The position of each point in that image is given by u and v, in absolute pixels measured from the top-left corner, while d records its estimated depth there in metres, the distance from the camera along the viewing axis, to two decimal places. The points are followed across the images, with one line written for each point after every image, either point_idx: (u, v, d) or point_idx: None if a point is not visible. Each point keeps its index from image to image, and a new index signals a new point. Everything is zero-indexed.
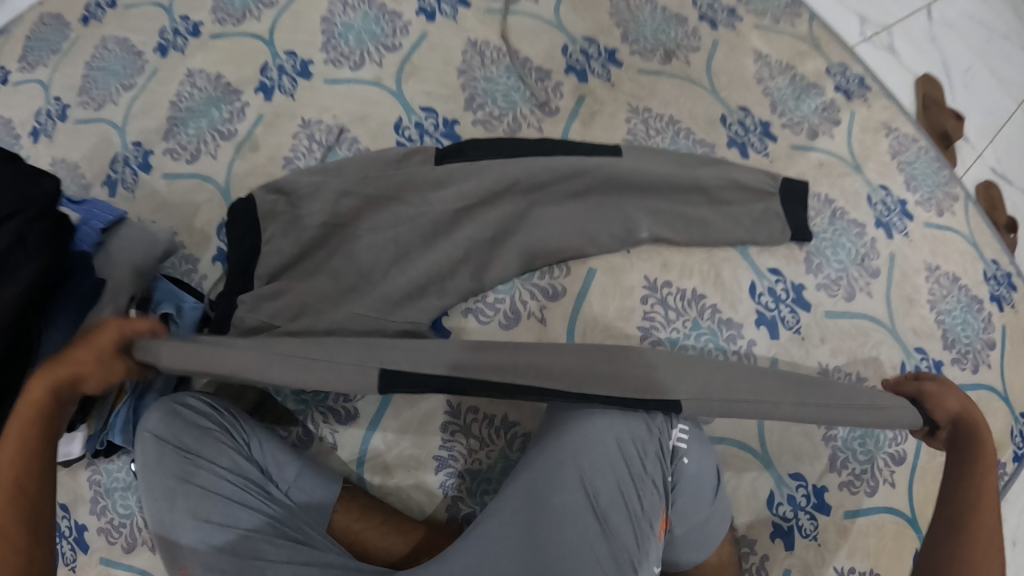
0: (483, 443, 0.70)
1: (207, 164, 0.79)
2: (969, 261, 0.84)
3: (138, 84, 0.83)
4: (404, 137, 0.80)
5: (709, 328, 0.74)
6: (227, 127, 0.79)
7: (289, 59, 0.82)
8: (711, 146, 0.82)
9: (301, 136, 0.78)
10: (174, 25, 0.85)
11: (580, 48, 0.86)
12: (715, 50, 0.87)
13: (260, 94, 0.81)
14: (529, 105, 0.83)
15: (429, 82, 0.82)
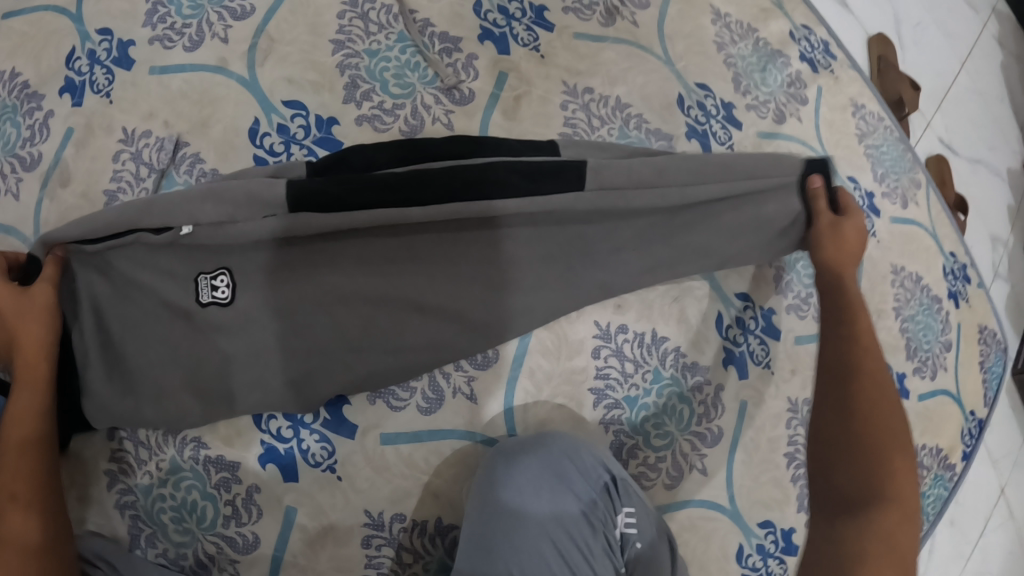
0: (418, 555, 0.56)
1: (8, 207, 0.57)
2: (930, 257, 0.76)
3: None
4: (264, 149, 0.57)
5: (673, 377, 0.62)
6: (28, 150, 0.58)
7: (103, 41, 0.59)
8: (669, 138, 0.66)
9: (127, 163, 0.58)
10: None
11: (499, 5, 0.65)
12: (667, 5, 0.70)
13: (66, 96, 0.59)
14: (433, 91, 0.61)
15: (292, 61, 0.60)
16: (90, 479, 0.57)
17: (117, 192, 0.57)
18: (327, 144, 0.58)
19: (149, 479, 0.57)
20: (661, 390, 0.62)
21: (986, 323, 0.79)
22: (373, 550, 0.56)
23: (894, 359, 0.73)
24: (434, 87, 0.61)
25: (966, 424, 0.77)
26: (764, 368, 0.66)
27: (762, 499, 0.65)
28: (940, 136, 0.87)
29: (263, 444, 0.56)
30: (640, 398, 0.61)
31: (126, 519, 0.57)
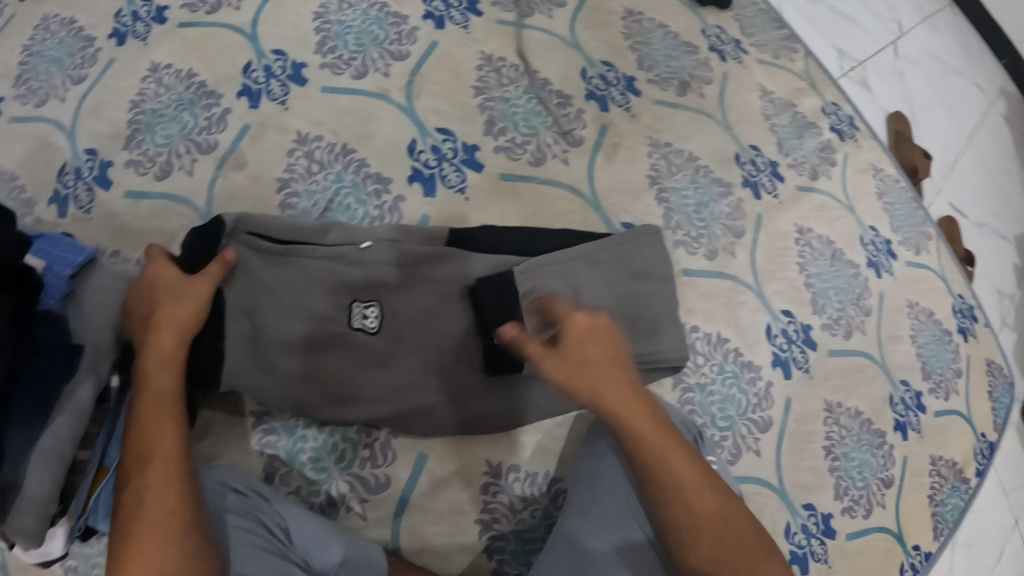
0: (527, 502, 0.64)
1: (180, 181, 0.70)
2: (941, 296, 0.91)
3: (90, 77, 0.71)
4: (420, 163, 0.73)
5: (733, 371, 0.75)
6: (205, 137, 0.71)
7: (277, 59, 0.75)
8: (728, 185, 0.82)
9: (300, 159, 0.71)
10: (131, 7, 0.74)
11: (599, 73, 0.82)
12: (725, 82, 0.88)
13: (243, 99, 0.72)
14: (553, 134, 0.78)
15: (440, 97, 0.76)
16: (234, 420, 0.63)
17: (290, 180, 0.71)
18: (470, 164, 0.74)
19: (295, 422, 0.64)
20: (724, 380, 0.75)
21: (991, 357, 0.92)
22: (489, 497, 0.64)
23: (912, 378, 0.86)
24: (553, 131, 0.78)
25: (977, 442, 0.88)
26: (805, 372, 0.79)
27: (800, 480, 0.77)
28: (949, 201, 1.02)
29: None
30: (707, 385, 0.74)
31: (263, 458, 0.63)
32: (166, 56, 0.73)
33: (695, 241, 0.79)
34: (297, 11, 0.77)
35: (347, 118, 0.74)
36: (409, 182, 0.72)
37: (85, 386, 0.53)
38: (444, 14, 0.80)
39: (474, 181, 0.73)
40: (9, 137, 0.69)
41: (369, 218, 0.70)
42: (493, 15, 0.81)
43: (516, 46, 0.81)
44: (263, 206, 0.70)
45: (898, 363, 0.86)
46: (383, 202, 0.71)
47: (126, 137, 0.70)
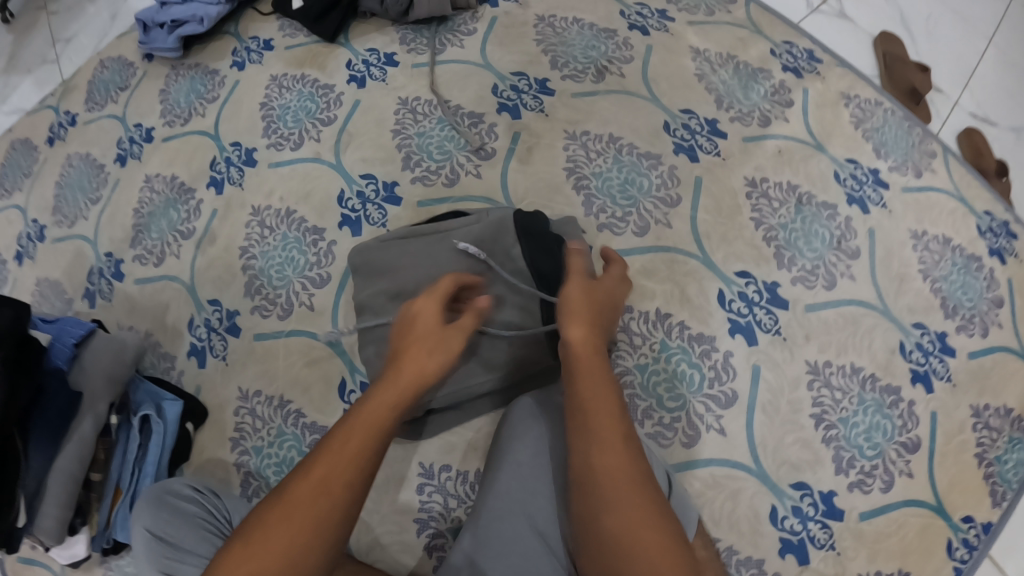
0: (460, 499, 0.70)
1: (172, 264, 0.85)
2: (959, 218, 0.78)
3: (103, 196, 0.91)
4: (348, 209, 0.81)
5: (680, 346, 0.72)
6: (187, 226, 0.85)
7: (235, 150, 0.88)
8: (658, 156, 0.79)
9: (253, 228, 0.83)
10: (128, 133, 0.94)
11: (511, 85, 0.84)
12: (649, 55, 0.85)
13: (212, 189, 0.86)
14: (467, 153, 0.81)
15: (365, 147, 0.84)
16: (220, 443, 0.77)
17: (248, 246, 0.82)
18: (392, 200, 0.80)
19: (261, 443, 0.76)
20: (669, 357, 0.71)
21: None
22: (428, 492, 0.70)
23: (931, 319, 0.74)
24: (466, 150, 0.81)
25: None
26: (774, 335, 0.73)
27: (783, 455, 0.69)
28: (971, 112, 0.87)
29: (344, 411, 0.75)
30: (649, 365, 0.71)
31: (240, 476, 0.75)
32: (155, 168, 0.90)
33: (623, 221, 0.76)
34: (248, 105, 0.90)
35: (287, 184, 0.84)
36: (341, 228, 0.80)
37: (87, 422, 0.68)
38: (365, 73, 0.88)
39: (395, 215, 0.79)
40: (53, 254, 0.91)
41: (308, 265, 0.80)
42: (409, 61, 0.88)
43: (430, 83, 0.86)
44: (229, 272, 0.82)
45: (909, 305, 0.75)
46: (319, 248, 0.80)
47: (131, 238, 0.87)
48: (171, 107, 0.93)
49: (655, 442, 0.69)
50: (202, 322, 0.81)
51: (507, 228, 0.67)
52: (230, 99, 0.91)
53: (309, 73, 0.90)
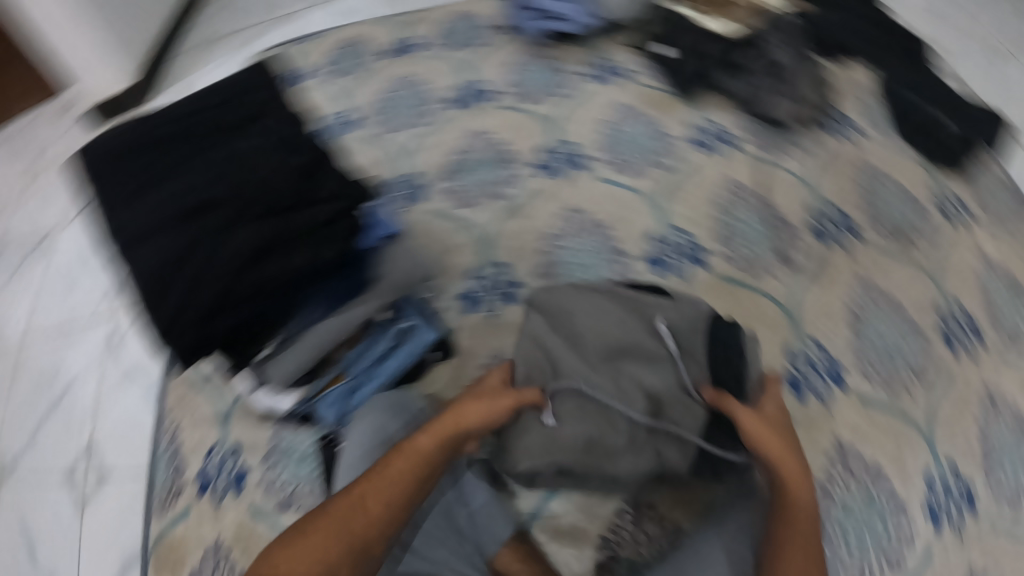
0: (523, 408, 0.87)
1: (397, 144, 1.08)
2: None
3: (356, 63, 1.07)
4: (556, 178, 1.07)
5: (740, 381, 0.89)
6: (423, 122, 1.07)
7: (476, 85, 1.06)
8: (792, 228, 0.93)
9: (471, 145, 1.07)
10: (391, 30, 1.10)
11: (708, 131, 1.00)
12: (826, 154, 0.96)
13: (454, 105, 1.06)
14: (647, 160, 0.97)
15: (582, 127, 1.02)
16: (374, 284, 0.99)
17: (465, 160, 1.06)
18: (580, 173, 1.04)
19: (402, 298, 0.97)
20: (727, 384, 0.88)
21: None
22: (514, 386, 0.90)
23: (967, 467, 0.81)
24: (647, 156, 0.98)
25: None
26: (824, 399, 0.91)
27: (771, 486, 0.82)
28: None
29: None
30: (711, 382, 0.88)
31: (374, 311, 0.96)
32: (417, 74, 1.07)
33: (744, 263, 1.01)
34: (499, 59, 1.07)
35: (504, 122, 1.06)
36: (537, 177, 1.05)
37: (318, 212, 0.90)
38: (604, 74, 1.05)
39: None
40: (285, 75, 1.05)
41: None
42: (636, 78, 1.04)
43: (642, 97, 1.02)
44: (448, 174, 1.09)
45: (958, 450, 0.82)
46: None
47: (370, 108, 1.08)
48: (432, 20, 1.09)
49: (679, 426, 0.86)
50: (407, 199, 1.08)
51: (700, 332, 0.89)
52: (487, 45, 1.09)
53: (553, 53, 1.06)
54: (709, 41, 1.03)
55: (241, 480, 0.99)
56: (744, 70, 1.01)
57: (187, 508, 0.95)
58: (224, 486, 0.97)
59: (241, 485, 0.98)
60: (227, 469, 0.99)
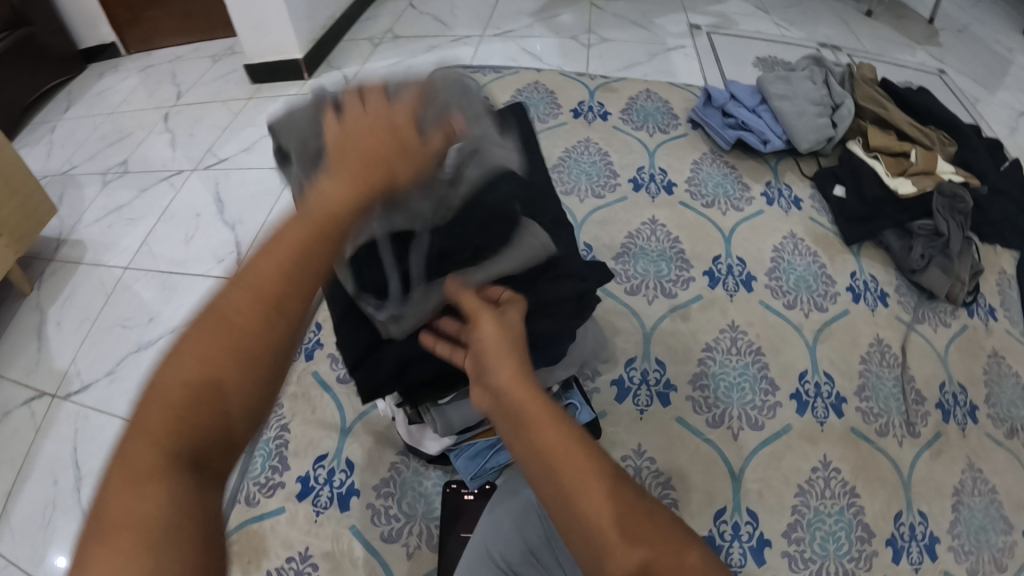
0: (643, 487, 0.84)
1: (573, 202, 1.04)
2: None
3: (551, 122, 1.13)
4: (715, 269, 0.99)
5: (849, 520, 0.86)
6: (600, 190, 1.05)
7: (660, 173, 1.08)
8: (925, 398, 0.98)
9: (645, 229, 1.02)
10: (590, 103, 1.16)
11: (863, 279, 1.04)
12: (959, 333, 1.05)
13: (631, 184, 1.06)
14: (809, 298, 1.00)
15: (750, 243, 1.03)
16: None
17: (634, 236, 1.01)
18: (745, 283, 0.99)
19: None
20: (837, 519, 0.86)
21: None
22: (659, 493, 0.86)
23: None
24: (814, 297, 1.00)
25: None
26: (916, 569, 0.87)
27: None
28: None
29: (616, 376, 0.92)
30: (823, 513, 0.86)
31: None
32: (596, 138, 1.11)
33: (873, 416, 0.94)
34: (685, 155, 1.10)
35: (676, 216, 1.03)
36: (702, 274, 0.99)
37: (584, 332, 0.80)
38: (775, 197, 1.08)
39: (742, 295, 0.98)
40: None
41: (668, 277, 0.98)
42: (809, 212, 1.09)
43: (814, 234, 1.06)
44: (603, 234, 1.01)
45: None
46: (681, 276, 0.99)
47: (553, 164, 1.07)
48: (631, 109, 1.16)
49: (787, 562, 0.81)
50: (630, 272, 0.98)
51: (863, 459, 0.91)
52: (676, 139, 1.12)
53: (740, 169, 1.11)
54: (889, 198, 1.08)
55: (349, 497, 0.87)
56: (921, 238, 1.05)
57: (283, 506, 0.86)
58: (330, 498, 0.87)
59: (347, 502, 0.87)
60: (336, 481, 0.88)
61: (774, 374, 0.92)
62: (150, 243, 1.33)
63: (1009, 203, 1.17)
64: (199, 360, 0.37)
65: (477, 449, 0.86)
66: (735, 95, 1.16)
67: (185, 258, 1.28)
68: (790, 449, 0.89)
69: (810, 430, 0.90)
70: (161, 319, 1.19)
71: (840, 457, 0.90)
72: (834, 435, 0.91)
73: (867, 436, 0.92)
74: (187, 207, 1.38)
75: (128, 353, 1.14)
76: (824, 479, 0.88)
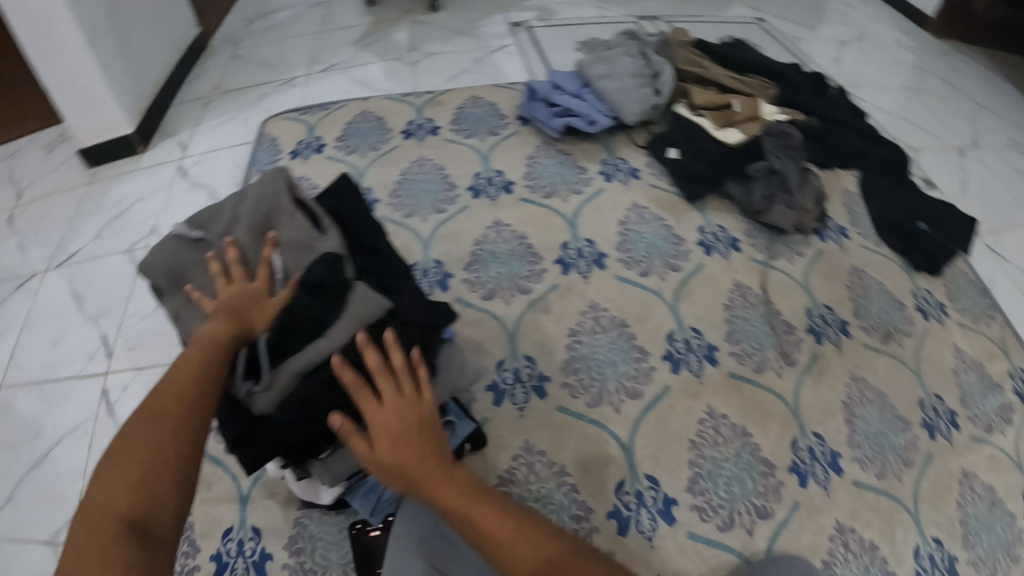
0: (538, 479, 0.87)
1: (418, 223, 1.11)
2: (1011, 474, 1.00)
3: (382, 149, 1.23)
4: (566, 255, 1.07)
5: (748, 460, 0.91)
6: (443, 206, 1.13)
7: (497, 176, 1.17)
8: (793, 326, 1.02)
9: (491, 232, 1.10)
10: (420, 123, 1.28)
11: (712, 231, 1.10)
12: (817, 257, 1.10)
13: (471, 193, 1.15)
14: (664, 261, 1.06)
15: (595, 225, 1.10)
16: None
17: (483, 241, 1.09)
18: (597, 262, 1.06)
19: None
20: (737, 463, 0.91)
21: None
22: (561, 491, 0.86)
23: (948, 542, 0.92)
24: (665, 259, 1.06)
25: None
26: (824, 489, 0.91)
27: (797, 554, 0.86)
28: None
29: (494, 380, 0.95)
30: (721, 461, 0.90)
31: None
32: (430, 155, 1.21)
33: (748, 356, 0.99)
34: (518, 153, 1.21)
35: (521, 216, 1.12)
36: (554, 264, 1.06)
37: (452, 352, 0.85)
38: (611, 173, 1.17)
39: (596, 273, 1.05)
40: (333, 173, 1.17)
41: (522, 275, 1.05)
42: (648, 180, 1.16)
43: (658, 200, 1.13)
44: (464, 248, 1.08)
45: (943, 530, 0.93)
46: (533, 270, 1.06)
47: (393, 189, 1.16)
48: (460, 124, 1.28)
49: (697, 513, 0.87)
50: (484, 280, 1.04)
51: (744, 396, 0.96)
52: (505, 140, 1.23)
53: (573, 154, 1.20)
54: (723, 148, 1.15)
55: (264, 562, 0.84)
56: (757, 179, 1.11)
57: None
58: (246, 567, 0.84)
59: (264, 567, 0.84)
60: (248, 550, 0.85)
61: (643, 337, 0.99)
62: (20, 358, 1.16)
63: (839, 127, 1.26)
64: (124, 498, 0.57)
65: (370, 484, 0.83)
66: (557, 84, 1.23)
67: (58, 361, 1.15)
68: (673, 408, 0.94)
69: (690, 385, 0.96)
70: (49, 431, 1.06)
71: (720, 401, 0.95)
72: (714, 384, 0.96)
73: (738, 370, 0.97)
74: (49, 307, 1.24)
75: (24, 476, 1.02)
76: (707, 418, 0.93)
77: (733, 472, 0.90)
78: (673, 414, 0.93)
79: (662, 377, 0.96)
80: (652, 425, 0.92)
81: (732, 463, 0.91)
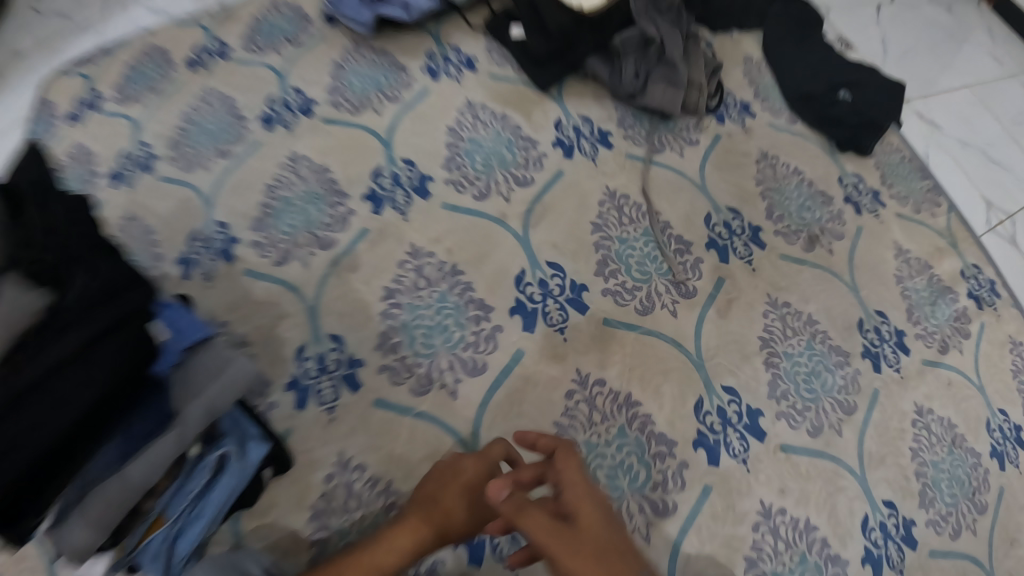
0: (361, 504, 0.61)
1: (201, 177, 0.75)
2: (976, 402, 0.78)
3: (163, 88, 0.80)
4: (378, 185, 0.77)
5: (636, 440, 0.65)
6: (228, 149, 0.77)
7: (296, 95, 0.82)
8: (689, 244, 0.76)
9: (287, 172, 0.76)
10: (206, 40, 0.84)
11: (574, 125, 0.85)
12: (713, 145, 0.86)
13: (261, 122, 0.79)
14: (506, 173, 0.80)
15: (416, 137, 0.81)
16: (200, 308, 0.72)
17: (276, 185, 0.75)
18: (419, 189, 0.77)
19: None
20: (620, 446, 0.65)
21: None
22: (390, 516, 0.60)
23: (904, 503, 0.70)
24: (508, 169, 0.80)
25: None
26: (739, 463, 0.67)
27: (710, 560, 0.62)
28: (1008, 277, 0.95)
29: (290, 375, 0.65)
30: (600, 447, 0.64)
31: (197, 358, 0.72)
32: (215, 83, 0.81)
33: (628, 292, 0.73)
34: (319, 59, 0.85)
35: (320, 137, 0.79)
36: (363, 200, 0.75)
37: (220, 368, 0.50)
38: (440, 67, 0.87)
39: (418, 206, 0.76)
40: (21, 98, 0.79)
41: (321, 222, 0.73)
42: (486, 68, 0.89)
43: (498, 94, 0.87)
44: (243, 191, 0.74)
45: (898, 491, 0.71)
46: (337, 212, 0.74)
47: (170, 140, 0.77)
48: (254, 32, 0.87)
49: None
50: (273, 238, 0.72)
51: (626, 346, 0.69)
52: (308, 45, 0.87)
53: (392, 52, 0.88)
54: (577, 19, 0.86)
55: None
56: (622, 52, 0.85)
57: None
58: None
59: None
60: None
61: (486, 283, 0.72)
62: None
63: None
64: None
65: None
66: None
67: None
68: (532, 379, 0.67)
69: (553, 346, 0.69)
70: None
71: (594, 364, 0.68)
72: (580, 339, 0.70)
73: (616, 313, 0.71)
74: None
75: None
76: (574, 384, 0.67)
77: (615, 457, 0.64)
78: (528, 389, 0.67)
79: (513, 337, 0.69)
80: (503, 411, 0.66)
81: (615, 449, 0.65)
